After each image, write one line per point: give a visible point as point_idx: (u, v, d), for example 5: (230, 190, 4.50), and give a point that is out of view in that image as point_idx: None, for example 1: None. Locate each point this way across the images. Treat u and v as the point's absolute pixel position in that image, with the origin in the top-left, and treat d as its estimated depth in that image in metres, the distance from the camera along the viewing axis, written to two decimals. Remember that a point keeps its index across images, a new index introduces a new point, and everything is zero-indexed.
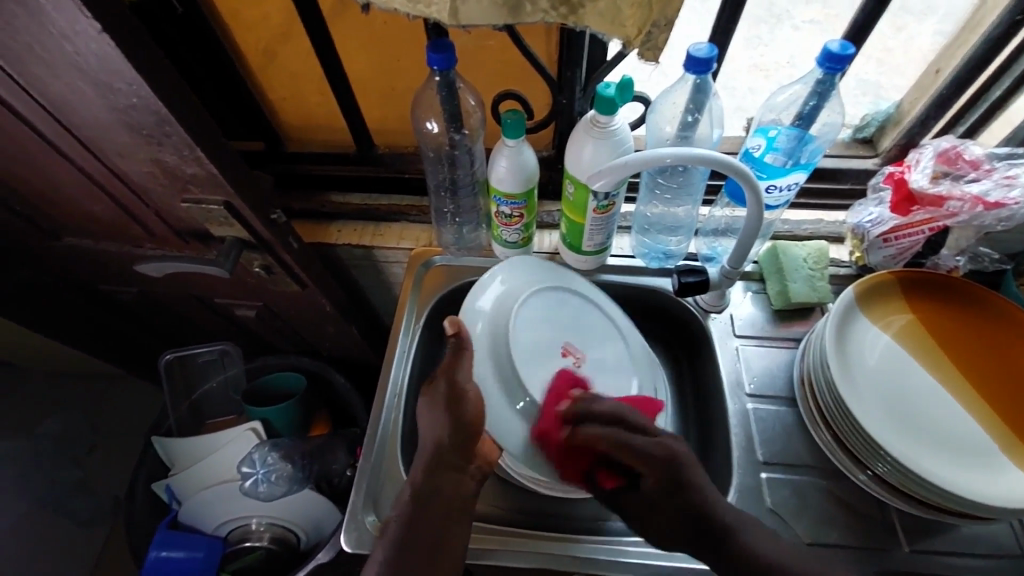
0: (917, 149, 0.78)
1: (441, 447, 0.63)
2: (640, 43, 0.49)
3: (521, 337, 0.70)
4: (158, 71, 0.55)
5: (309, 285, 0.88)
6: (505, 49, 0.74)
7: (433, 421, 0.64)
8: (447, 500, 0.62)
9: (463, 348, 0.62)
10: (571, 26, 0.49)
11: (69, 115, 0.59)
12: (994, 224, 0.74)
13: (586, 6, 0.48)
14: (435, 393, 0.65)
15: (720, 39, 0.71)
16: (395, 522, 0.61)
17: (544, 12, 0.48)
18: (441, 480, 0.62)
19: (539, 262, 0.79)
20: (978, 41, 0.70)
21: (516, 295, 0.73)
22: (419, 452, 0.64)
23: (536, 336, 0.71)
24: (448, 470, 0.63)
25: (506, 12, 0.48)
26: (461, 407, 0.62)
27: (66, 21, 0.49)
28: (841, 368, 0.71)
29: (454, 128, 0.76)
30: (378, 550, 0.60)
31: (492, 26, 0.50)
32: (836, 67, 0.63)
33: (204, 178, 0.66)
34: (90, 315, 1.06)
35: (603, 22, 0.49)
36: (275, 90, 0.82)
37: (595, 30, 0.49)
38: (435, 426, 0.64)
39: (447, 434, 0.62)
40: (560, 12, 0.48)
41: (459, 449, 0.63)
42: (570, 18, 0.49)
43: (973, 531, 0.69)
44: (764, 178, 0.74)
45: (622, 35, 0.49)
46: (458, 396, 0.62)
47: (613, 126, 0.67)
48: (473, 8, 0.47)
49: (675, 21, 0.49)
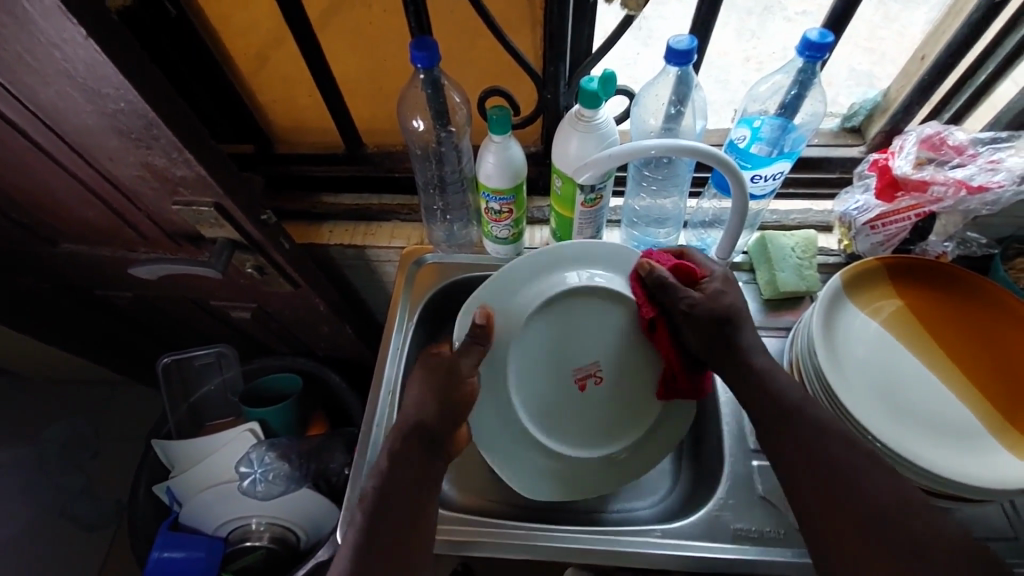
0: (902, 135, 0.78)
1: (423, 425, 0.64)
2: None
3: (533, 335, 0.70)
4: (144, 75, 0.56)
5: (302, 285, 0.89)
6: (489, 45, 0.74)
7: (421, 400, 0.64)
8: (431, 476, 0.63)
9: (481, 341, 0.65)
10: None
11: (58, 120, 0.60)
12: (979, 208, 0.75)
13: None
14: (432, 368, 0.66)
15: (701, 31, 0.72)
16: (373, 490, 0.62)
17: None
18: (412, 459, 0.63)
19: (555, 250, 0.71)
20: (959, 27, 0.70)
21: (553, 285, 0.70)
22: (400, 422, 0.65)
23: (549, 362, 0.71)
24: (429, 449, 0.64)
25: None
26: (453, 394, 0.64)
27: (53, 28, 0.50)
28: (830, 354, 0.72)
29: (440, 124, 0.77)
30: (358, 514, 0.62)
31: None
32: (816, 56, 0.63)
33: (193, 181, 0.67)
34: (87, 321, 1.06)
35: None
36: (263, 91, 0.83)
37: None
38: (421, 407, 0.64)
39: (431, 413, 0.63)
40: None
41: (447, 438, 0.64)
42: None
43: (963, 514, 0.69)
44: (749, 167, 0.74)
45: None
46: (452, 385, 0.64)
47: (597, 119, 0.68)
48: None
49: None
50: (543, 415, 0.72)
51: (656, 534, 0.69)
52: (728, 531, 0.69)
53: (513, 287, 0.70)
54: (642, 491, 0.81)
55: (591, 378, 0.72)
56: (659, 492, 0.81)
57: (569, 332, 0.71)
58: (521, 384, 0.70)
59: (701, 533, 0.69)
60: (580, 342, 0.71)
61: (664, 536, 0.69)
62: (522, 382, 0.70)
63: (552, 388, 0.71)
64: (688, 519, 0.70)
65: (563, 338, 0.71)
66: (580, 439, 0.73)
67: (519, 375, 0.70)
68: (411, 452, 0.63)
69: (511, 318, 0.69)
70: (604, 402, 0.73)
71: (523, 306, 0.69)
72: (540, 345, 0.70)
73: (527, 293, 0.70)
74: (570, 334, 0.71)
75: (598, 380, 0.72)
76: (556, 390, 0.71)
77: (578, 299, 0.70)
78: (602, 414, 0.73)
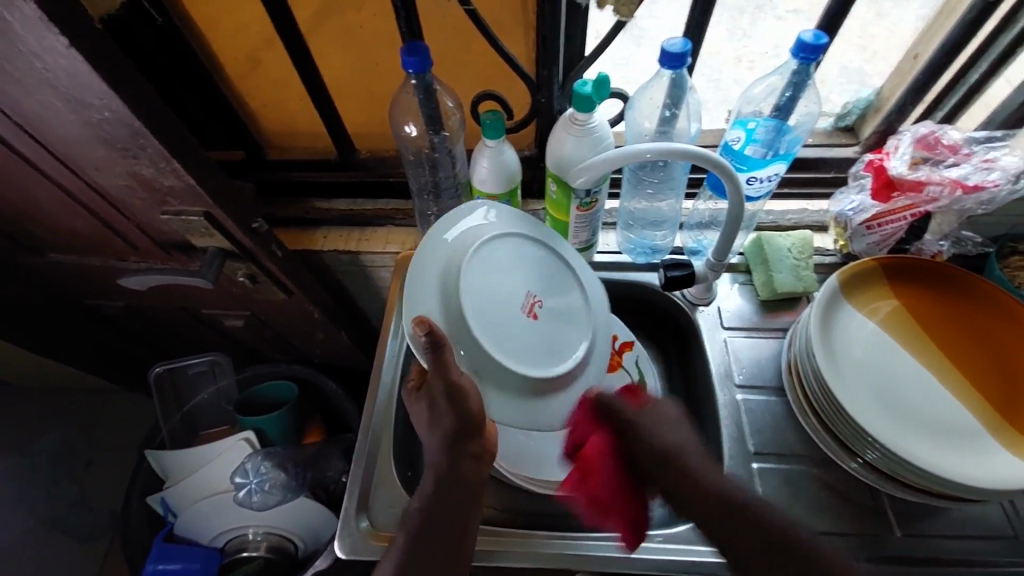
0: (897, 135, 0.78)
1: (453, 439, 0.63)
2: None
3: (474, 286, 0.64)
4: (129, 84, 0.55)
5: (296, 293, 0.88)
6: (481, 49, 0.73)
7: (435, 420, 0.63)
8: (468, 482, 0.64)
9: (441, 344, 0.58)
10: None
11: (42, 131, 0.59)
12: (974, 207, 0.75)
13: None
14: (432, 394, 0.62)
15: (695, 33, 0.71)
16: (418, 512, 0.63)
17: None
18: (459, 469, 0.64)
19: (440, 228, 0.68)
20: (953, 26, 0.70)
21: (468, 238, 0.67)
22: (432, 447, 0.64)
23: (497, 309, 0.65)
24: (468, 458, 0.64)
25: None
26: (462, 399, 0.61)
27: (33, 38, 0.48)
28: (828, 356, 0.72)
29: (434, 130, 0.76)
30: (400, 538, 0.62)
31: None
32: (810, 58, 0.63)
33: (182, 190, 0.66)
34: (78, 331, 1.05)
35: None
36: (253, 97, 0.82)
37: None
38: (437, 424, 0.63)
39: (452, 429, 0.62)
40: None
41: (473, 439, 0.64)
42: None
43: (962, 514, 0.69)
44: (744, 170, 0.73)
45: None
46: (459, 394, 0.60)
47: (591, 123, 0.68)
48: None
49: None
50: (520, 350, 0.65)
51: (656, 539, 0.69)
52: None
53: (427, 267, 0.65)
54: None
55: (534, 305, 0.69)
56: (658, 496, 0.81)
57: (493, 281, 0.67)
58: (487, 332, 0.63)
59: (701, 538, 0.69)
60: (511, 278, 0.68)
61: (663, 541, 0.69)
62: (483, 329, 0.63)
63: (507, 328, 0.65)
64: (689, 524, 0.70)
65: (494, 274, 0.67)
66: (559, 353, 0.68)
67: (478, 327, 0.63)
68: (458, 468, 0.64)
69: (444, 282, 0.64)
70: (556, 323, 0.70)
71: (447, 270, 0.65)
72: (483, 292, 0.65)
73: (443, 268, 0.65)
74: (500, 273, 0.68)
75: (537, 306, 0.69)
76: (515, 326, 0.66)
77: (485, 254, 0.67)
78: (557, 330, 0.70)
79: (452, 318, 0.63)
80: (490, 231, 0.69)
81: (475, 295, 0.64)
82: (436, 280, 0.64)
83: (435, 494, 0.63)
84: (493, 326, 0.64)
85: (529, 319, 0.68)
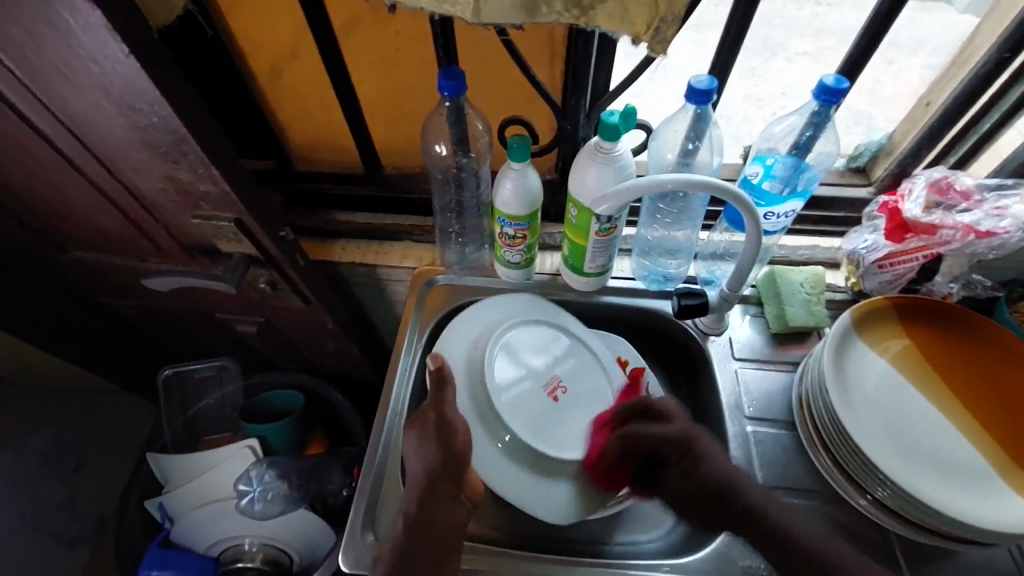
0: (911, 178, 0.81)
1: (432, 477, 0.64)
2: (649, 38, 0.54)
3: (497, 374, 0.75)
4: (178, 92, 0.57)
5: (313, 302, 0.89)
6: (512, 76, 0.76)
7: (425, 452, 0.65)
8: (444, 529, 0.63)
9: (445, 382, 0.65)
10: (584, 26, 0.54)
11: (87, 131, 0.61)
12: (986, 252, 0.77)
13: (597, 8, 0.52)
14: (425, 426, 0.66)
15: (719, 70, 0.74)
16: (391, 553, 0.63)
17: (558, 15, 0.53)
18: (438, 509, 0.63)
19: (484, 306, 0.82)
20: (966, 77, 0.73)
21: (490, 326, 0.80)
22: (411, 482, 0.65)
23: (514, 381, 0.75)
24: (442, 496, 0.64)
25: (523, 13, 0.52)
26: (451, 437, 0.65)
27: (95, 44, 0.51)
28: (840, 391, 0.72)
29: (461, 151, 0.79)
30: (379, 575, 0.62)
31: (510, 25, 0.54)
32: (831, 100, 0.65)
33: (216, 196, 0.67)
34: (90, 329, 1.06)
35: (613, 21, 0.53)
36: (285, 109, 0.84)
37: (605, 29, 0.54)
38: (426, 460, 0.65)
39: (437, 462, 0.64)
40: (572, 14, 0.53)
41: (454, 479, 0.64)
42: (582, 19, 0.53)
43: (972, 558, 0.69)
44: (762, 205, 0.76)
45: (632, 32, 0.54)
46: (449, 429, 0.65)
47: (616, 152, 0.70)
48: (494, 8, 0.51)
49: (682, 15, 0.53)
50: (531, 427, 0.72)
51: (663, 569, 0.68)
52: (737, 569, 0.68)
53: (462, 336, 0.79)
54: (646, 523, 0.80)
55: (558, 390, 0.77)
56: (663, 526, 0.80)
57: (522, 351, 0.78)
58: (504, 404, 0.72)
59: (709, 569, 0.68)
60: (533, 362, 0.78)
61: (670, 572, 0.68)
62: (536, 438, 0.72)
63: (522, 407, 0.73)
64: (696, 554, 0.69)
65: (514, 358, 0.77)
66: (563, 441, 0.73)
67: (494, 387, 0.73)
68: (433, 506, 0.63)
69: (470, 355, 0.77)
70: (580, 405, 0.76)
71: (471, 366, 0.76)
72: (507, 387, 0.74)
73: (468, 337, 0.79)
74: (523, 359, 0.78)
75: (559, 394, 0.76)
76: (538, 407, 0.74)
77: (519, 335, 0.80)
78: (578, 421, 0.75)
79: (470, 369, 0.76)
80: (517, 321, 0.81)
81: (496, 360, 0.76)
82: (464, 368, 0.76)
83: (409, 529, 0.62)
84: (509, 390, 0.74)
85: (549, 400, 0.75)
